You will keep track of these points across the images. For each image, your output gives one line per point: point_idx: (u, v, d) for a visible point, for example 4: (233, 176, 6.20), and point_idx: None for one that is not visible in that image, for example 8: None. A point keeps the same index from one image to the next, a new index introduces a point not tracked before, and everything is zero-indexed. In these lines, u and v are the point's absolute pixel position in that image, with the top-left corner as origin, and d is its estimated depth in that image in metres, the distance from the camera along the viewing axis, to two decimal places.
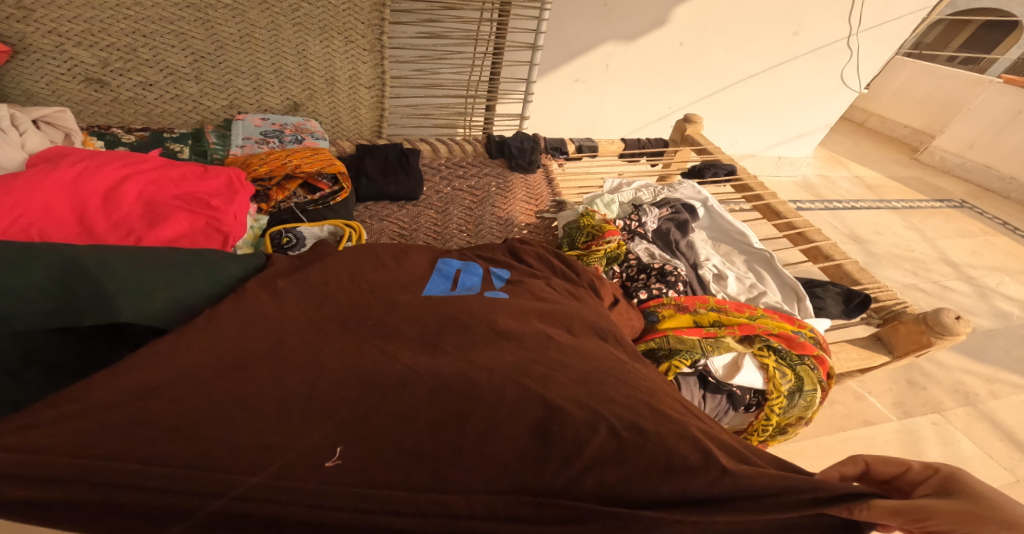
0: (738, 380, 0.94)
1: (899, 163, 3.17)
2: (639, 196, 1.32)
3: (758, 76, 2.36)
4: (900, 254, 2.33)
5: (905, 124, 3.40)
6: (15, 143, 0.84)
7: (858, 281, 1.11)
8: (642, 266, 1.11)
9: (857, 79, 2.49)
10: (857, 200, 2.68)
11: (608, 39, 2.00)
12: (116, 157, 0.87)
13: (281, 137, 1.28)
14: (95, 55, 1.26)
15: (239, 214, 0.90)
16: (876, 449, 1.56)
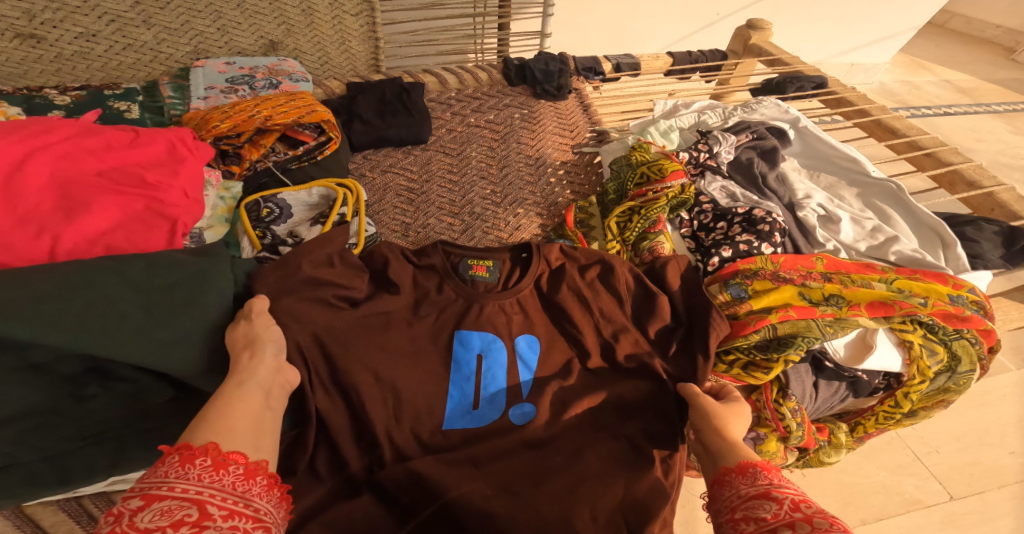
0: (869, 364, 0.74)
1: (987, 67, 2.84)
2: (704, 120, 1.05)
3: None
4: (1007, 162, 2.22)
5: (998, 26, 2.98)
6: None
7: (1017, 213, 0.90)
8: (720, 213, 0.87)
9: None
10: (951, 105, 2.49)
11: None
12: (9, 126, 0.61)
13: (251, 83, 1.03)
14: (17, 7, 1.01)
15: (189, 190, 0.66)
16: (991, 407, 1.35)
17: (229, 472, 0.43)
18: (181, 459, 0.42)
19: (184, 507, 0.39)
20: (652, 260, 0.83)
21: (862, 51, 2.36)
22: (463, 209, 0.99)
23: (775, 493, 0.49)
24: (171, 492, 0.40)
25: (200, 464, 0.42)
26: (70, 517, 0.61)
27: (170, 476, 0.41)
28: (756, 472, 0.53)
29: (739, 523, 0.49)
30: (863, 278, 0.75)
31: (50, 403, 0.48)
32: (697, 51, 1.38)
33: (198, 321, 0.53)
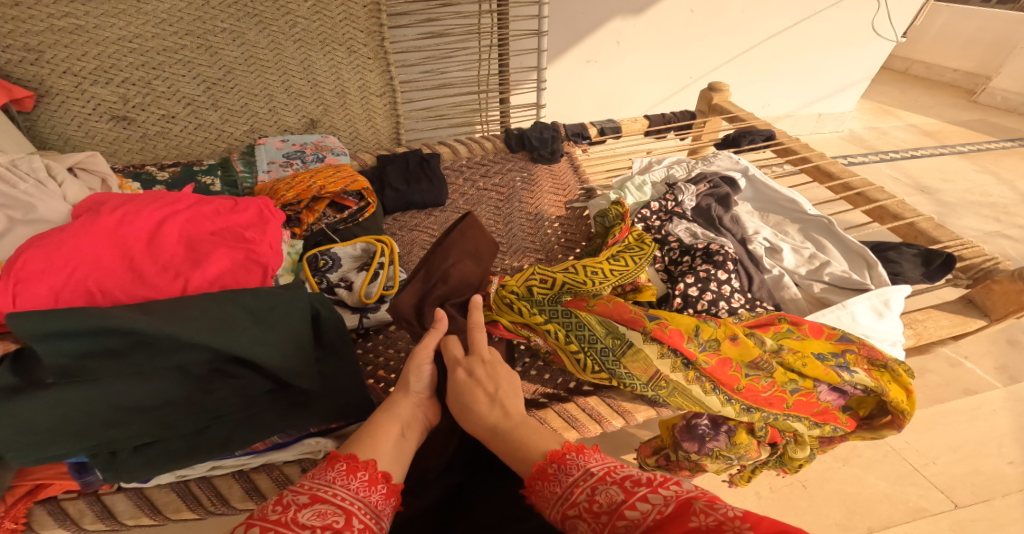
0: None
1: (951, 110, 3.13)
2: (672, 174, 1.27)
3: (783, 33, 2.25)
4: (977, 200, 2.42)
5: (954, 68, 3.41)
6: (57, 195, 0.84)
7: (936, 238, 1.09)
8: (685, 249, 1.07)
9: (890, 29, 2.39)
10: (917, 148, 2.74)
11: (615, 16, 1.93)
12: (151, 199, 0.85)
13: (303, 158, 1.28)
14: (114, 92, 1.27)
15: (274, 243, 0.88)
16: (983, 421, 1.50)
17: (356, 478, 0.62)
18: (349, 472, 0.62)
19: (336, 513, 0.58)
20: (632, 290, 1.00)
21: (826, 102, 2.64)
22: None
23: (601, 482, 0.61)
24: (330, 496, 0.60)
25: (336, 468, 0.63)
26: (180, 496, 0.74)
27: (336, 485, 0.61)
28: (557, 471, 0.64)
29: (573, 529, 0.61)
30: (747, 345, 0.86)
31: (187, 393, 0.68)
32: (669, 114, 1.63)
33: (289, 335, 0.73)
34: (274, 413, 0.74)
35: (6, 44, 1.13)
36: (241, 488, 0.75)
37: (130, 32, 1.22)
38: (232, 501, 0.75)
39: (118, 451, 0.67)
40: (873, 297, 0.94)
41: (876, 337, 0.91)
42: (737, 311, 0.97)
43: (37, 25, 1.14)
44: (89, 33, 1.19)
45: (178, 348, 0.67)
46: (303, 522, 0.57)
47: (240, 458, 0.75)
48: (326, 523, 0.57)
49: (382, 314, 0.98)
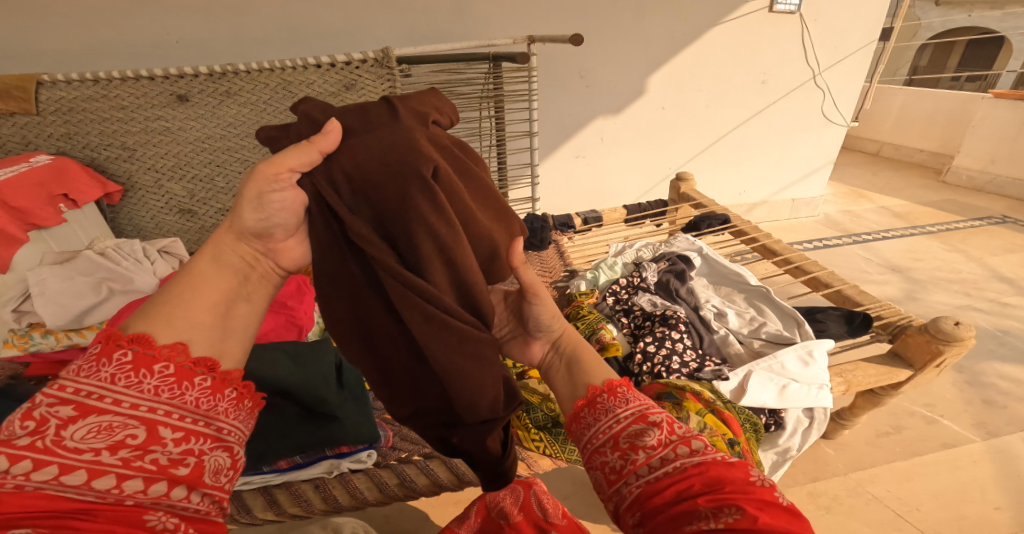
0: (747, 400, 1.06)
1: (922, 190, 3.40)
2: (640, 254, 1.50)
3: (746, 123, 2.57)
4: (945, 277, 2.54)
5: (921, 148, 3.80)
6: (148, 271, 1.11)
7: (859, 302, 1.30)
8: (646, 315, 1.27)
9: (840, 115, 2.67)
10: (888, 231, 2.95)
11: (596, 116, 2.28)
12: None
13: None
14: (184, 187, 1.60)
15: (309, 310, 1.11)
16: (964, 470, 1.58)
17: (148, 379, 0.58)
18: (133, 370, 0.57)
19: (128, 424, 0.56)
20: (600, 347, 1.19)
21: (797, 188, 2.92)
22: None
23: (633, 425, 0.69)
24: (110, 405, 0.56)
25: (115, 364, 0.57)
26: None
27: (120, 393, 0.57)
28: (589, 416, 0.72)
29: (628, 449, 0.67)
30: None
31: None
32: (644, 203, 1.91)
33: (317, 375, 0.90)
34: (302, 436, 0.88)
35: (108, 144, 1.51)
36: (263, 500, 0.85)
37: (204, 133, 1.54)
38: (254, 511, 0.85)
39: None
40: (799, 349, 1.13)
41: (803, 381, 1.09)
42: (687, 362, 1.15)
43: (134, 127, 1.51)
44: (172, 135, 1.53)
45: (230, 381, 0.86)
46: (79, 444, 0.55)
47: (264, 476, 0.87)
48: (116, 439, 0.56)
49: None
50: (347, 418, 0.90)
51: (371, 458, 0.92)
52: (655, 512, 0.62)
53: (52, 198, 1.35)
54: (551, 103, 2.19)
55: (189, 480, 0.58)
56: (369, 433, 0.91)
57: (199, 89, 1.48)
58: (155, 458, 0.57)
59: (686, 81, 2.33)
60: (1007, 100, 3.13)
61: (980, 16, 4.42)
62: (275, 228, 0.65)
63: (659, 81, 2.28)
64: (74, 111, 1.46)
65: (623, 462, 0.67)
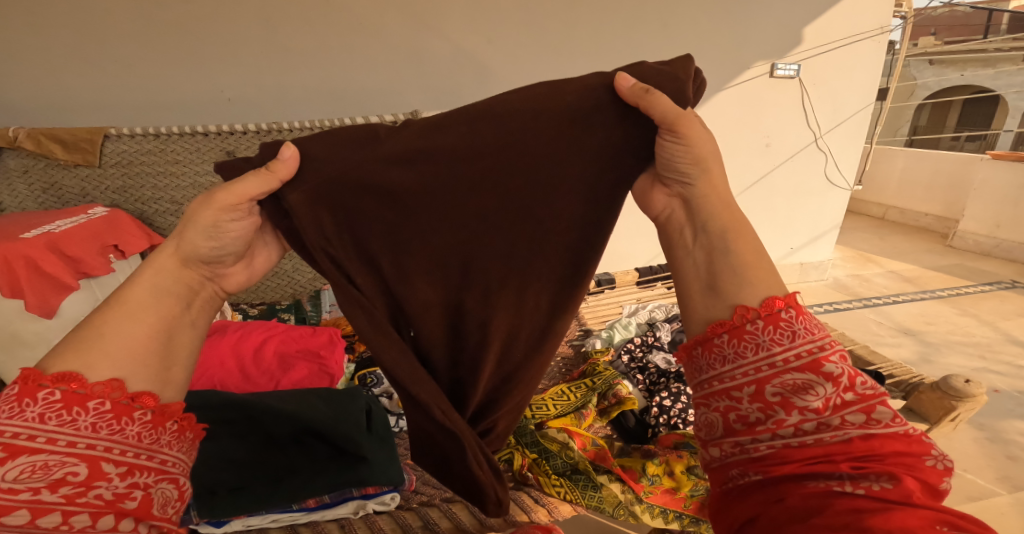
0: None
1: (929, 255, 3.48)
2: (654, 314, 1.60)
3: (753, 187, 2.60)
4: (959, 339, 2.56)
5: (926, 213, 3.90)
6: None
7: (871, 361, 1.37)
8: (662, 372, 1.33)
9: (842, 177, 2.73)
10: (897, 294, 3.00)
11: None
12: (258, 325, 1.18)
13: None
14: None
15: (340, 359, 1.16)
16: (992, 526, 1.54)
17: (81, 416, 0.54)
18: (64, 407, 0.54)
19: (61, 462, 0.52)
20: (617, 401, 1.24)
21: (805, 252, 2.97)
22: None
23: (800, 372, 0.61)
24: (39, 442, 0.52)
25: (41, 403, 0.53)
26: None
27: (51, 429, 0.53)
28: (723, 345, 0.65)
29: (782, 400, 0.60)
30: (687, 473, 1.03)
31: (272, 452, 0.91)
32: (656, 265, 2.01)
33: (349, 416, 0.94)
34: (334, 476, 0.90)
35: (160, 197, 1.65)
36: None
37: None
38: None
39: (215, 492, 0.87)
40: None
41: None
42: None
43: (185, 181, 1.65)
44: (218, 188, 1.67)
45: (268, 420, 0.90)
46: (14, 484, 0.51)
47: (291, 515, 0.90)
48: (55, 477, 0.52)
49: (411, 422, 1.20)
50: (376, 458, 0.94)
51: (394, 501, 0.95)
52: (786, 477, 0.58)
53: (104, 248, 1.46)
54: None
55: (136, 513, 0.55)
56: (394, 474, 0.95)
57: (245, 144, 1.64)
58: (99, 493, 0.53)
59: None
60: (1005, 162, 3.25)
61: (974, 77, 4.60)
62: (227, 256, 0.66)
63: None
64: (133, 164, 1.60)
65: (761, 416, 0.61)
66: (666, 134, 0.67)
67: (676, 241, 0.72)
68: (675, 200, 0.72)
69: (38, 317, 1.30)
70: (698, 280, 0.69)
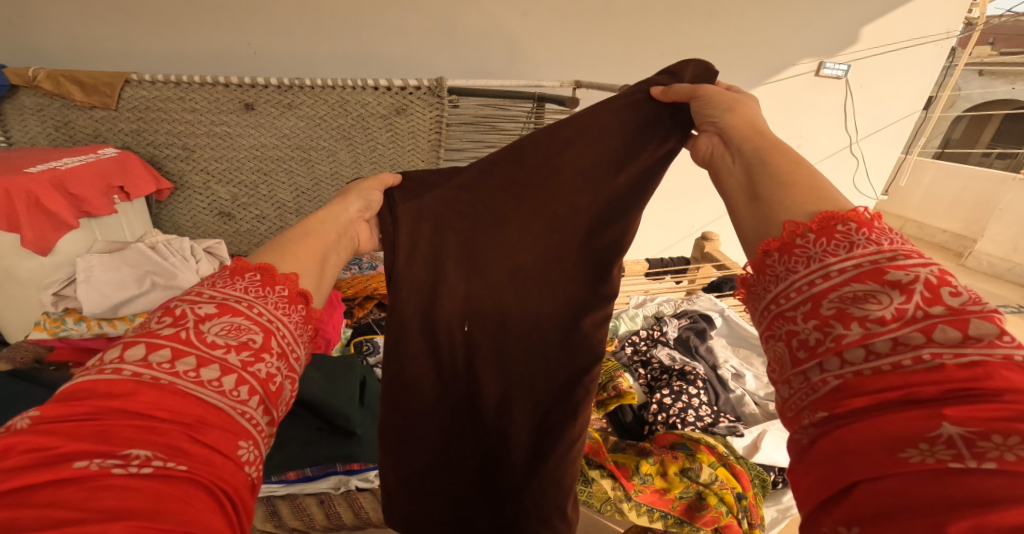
0: (758, 458, 1.10)
1: None
2: (661, 308, 1.54)
3: None
4: None
5: (945, 230, 3.81)
6: (192, 269, 1.15)
7: None
8: (664, 368, 1.28)
9: (870, 186, 2.58)
10: None
11: None
12: None
13: (360, 263, 1.64)
14: (229, 191, 1.69)
15: (336, 325, 1.13)
16: None
17: (270, 289, 0.59)
18: (263, 283, 0.59)
19: (252, 329, 0.56)
20: (615, 395, 1.20)
21: None
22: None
23: (856, 280, 0.47)
24: (243, 309, 0.56)
25: (247, 278, 0.59)
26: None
27: (251, 299, 0.58)
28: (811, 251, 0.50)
29: (839, 314, 0.47)
30: (680, 476, 1.00)
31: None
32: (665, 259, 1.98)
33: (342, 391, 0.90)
34: (319, 451, 0.86)
35: (171, 143, 1.61)
36: (265, 511, 0.87)
37: (259, 142, 1.63)
38: (252, 521, 0.86)
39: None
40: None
41: None
42: (702, 417, 1.16)
43: (199, 129, 1.60)
44: (231, 140, 1.62)
45: None
46: (214, 338, 0.53)
47: (268, 485, 0.85)
48: (242, 339, 0.55)
49: None
50: (366, 434, 0.90)
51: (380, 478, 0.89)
52: (863, 414, 0.43)
53: (110, 189, 1.43)
54: None
55: (276, 403, 0.55)
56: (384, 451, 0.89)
57: (265, 99, 1.57)
58: (262, 369, 0.55)
59: None
60: None
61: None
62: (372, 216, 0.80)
63: None
64: (149, 110, 1.56)
65: (819, 336, 0.47)
66: (692, 102, 0.71)
67: (720, 173, 0.64)
68: (715, 137, 0.66)
69: (33, 254, 1.28)
70: (742, 193, 0.59)
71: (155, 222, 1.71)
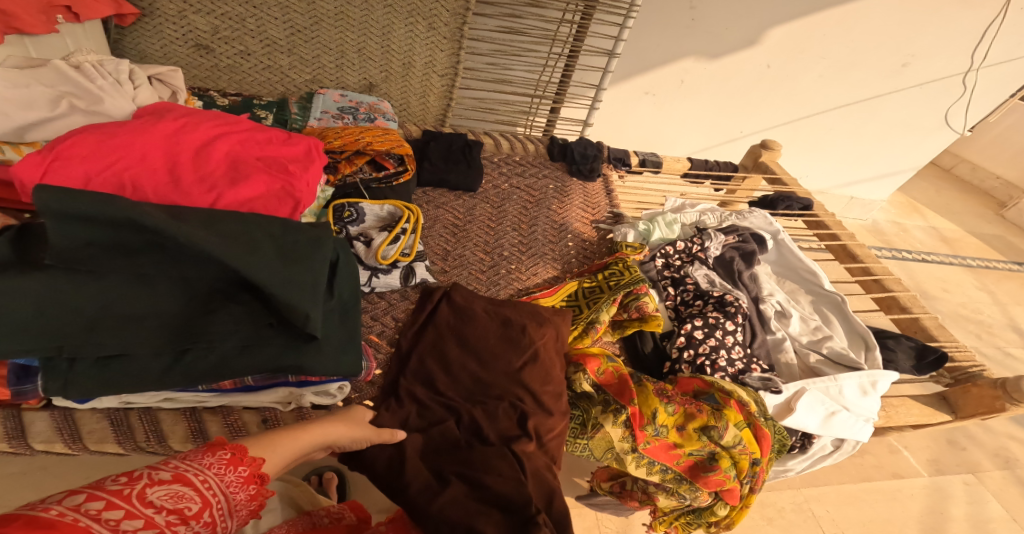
0: (788, 421, 1.03)
1: (975, 220, 2.96)
2: (703, 219, 1.33)
3: (851, 107, 2.09)
4: (965, 314, 2.32)
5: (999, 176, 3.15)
6: (127, 95, 0.95)
7: (934, 337, 1.37)
8: (700, 293, 1.13)
9: (962, 120, 2.23)
10: (930, 252, 2.61)
11: (686, 54, 1.80)
12: (212, 117, 0.91)
13: (355, 114, 1.39)
14: (209, 22, 1.33)
15: (311, 182, 0.91)
16: (900, 502, 1.58)
17: (234, 471, 0.60)
18: (230, 464, 0.61)
19: (192, 499, 0.56)
20: (638, 319, 1.05)
21: (863, 187, 2.57)
22: (453, 268, 1.18)
23: None
24: (197, 481, 0.57)
25: (219, 458, 0.60)
26: (110, 426, 0.76)
27: (207, 472, 0.59)
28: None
29: None
30: (698, 435, 0.93)
31: (181, 312, 0.68)
32: (712, 161, 1.68)
33: (305, 276, 0.72)
34: (268, 353, 0.72)
35: None
36: (185, 427, 0.78)
37: None
38: (170, 442, 0.77)
39: (77, 359, 0.64)
40: (863, 377, 1.10)
41: (855, 411, 1.08)
42: (735, 363, 1.07)
43: None
44: None
45: (188, 257, 0.66)
46: (149, 499, 0.53)
47: (198, 394, 0.76)
48: (176, 506, 0.55)
49: (393, 278, 1.05)
50: (328, 341, 0.76)
51: (342, 394, 0.83)
52: None
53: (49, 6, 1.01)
54: (644, 25, 1.70)
55: None
56: (346, 365, 0.77)
57: None
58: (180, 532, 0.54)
59: (813, 39, 1.82)
60: None
61: None
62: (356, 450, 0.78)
63: (778, 36, 1.79)
64: None
65: None
66: None
67: None
68: None
69: None
70: None
71: (113, 50, 1.33)
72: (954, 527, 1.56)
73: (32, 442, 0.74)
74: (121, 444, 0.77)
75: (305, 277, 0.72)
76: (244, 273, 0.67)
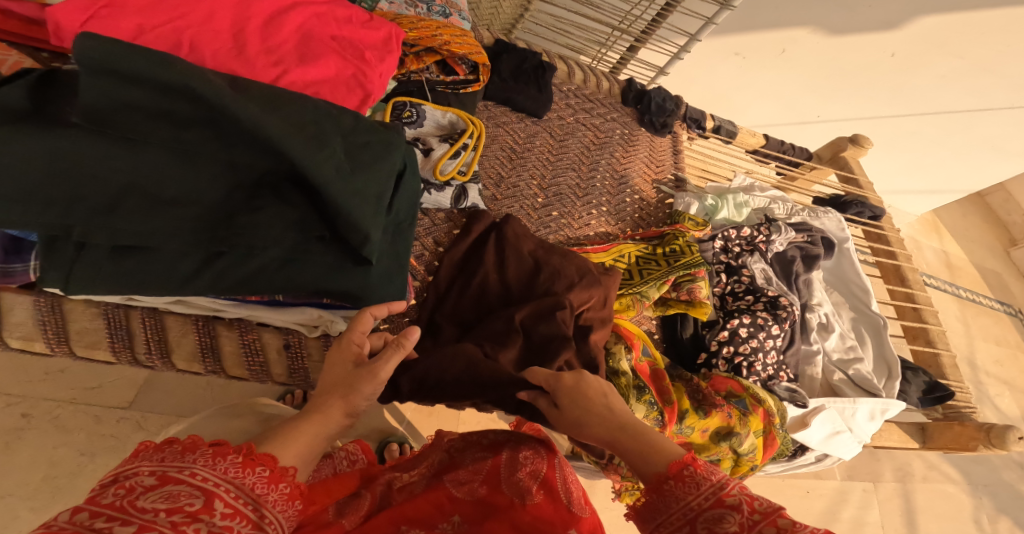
0: (799, 434, 1.04)
1: (980, 249, 2.76)
2: (771, 208, 1.27)
3: (953, 115, 1.91)
4: None
5: None
6: None
7: (945, 374, 1.35)
8: (752, 289, 1.11)
9: None
10: (929, 275, 2.51)
11: (808, 22, 1.61)
12: None
13: (429, 5, 1.23)
14: None
15: (385, 75, 0.80)
16: (810, 498, 1.66)
17: (226, 459, 0.48)
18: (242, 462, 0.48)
19: (192, 495, 0.45)
20: (687, 301, 1.01)
21: (907, 197, 2.48)
22: (505, 197, 1.10)
23: (712, 508, 0.54)
24: (192, 477, 0.46)
25: (230, 459, 0.48)
26: (107, 326, 0.68)
27: (195, 463, 0.47)
28: (694, 474, 0.57)
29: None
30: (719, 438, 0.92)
31: (219, 204, 0.59)
32: (789, 144, 1.57)
33: (368, 185, 0.64)
34: (315, 266, 0.65)
35: None
36: (193, 342, 0.71)
37: None
38: (174, 358, 0.72)
39: (87, 246, 0.57)
40: (877, 402, 1.08)
41: (858, 434, 1.08)
42: (767, 368, 1.05)
43: None
44: None
45: (240, 142, 0.58)
46: (141, 505, 0.42)
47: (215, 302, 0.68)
48: (176, 504, 0.43)
49: (444, 199, 0.97)
50: (377, 266, 0.70)
51: None
52: None
53: None
54: None
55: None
56: (391, 294, 0.72)
57: None
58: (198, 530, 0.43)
59: (946, 37, 1.63)
60: None
61: None
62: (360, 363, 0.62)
63: (927, 25, 1.59)
64: None
65: None
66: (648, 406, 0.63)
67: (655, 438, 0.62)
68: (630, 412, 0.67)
69: None
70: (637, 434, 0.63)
71: None
72: (838, 527, 1.65)
73: (9, 335, 0.66)
74: (115, 354, 0.70)
75: (367, 187, 0.65)
76: (305, 167, 0.59)
